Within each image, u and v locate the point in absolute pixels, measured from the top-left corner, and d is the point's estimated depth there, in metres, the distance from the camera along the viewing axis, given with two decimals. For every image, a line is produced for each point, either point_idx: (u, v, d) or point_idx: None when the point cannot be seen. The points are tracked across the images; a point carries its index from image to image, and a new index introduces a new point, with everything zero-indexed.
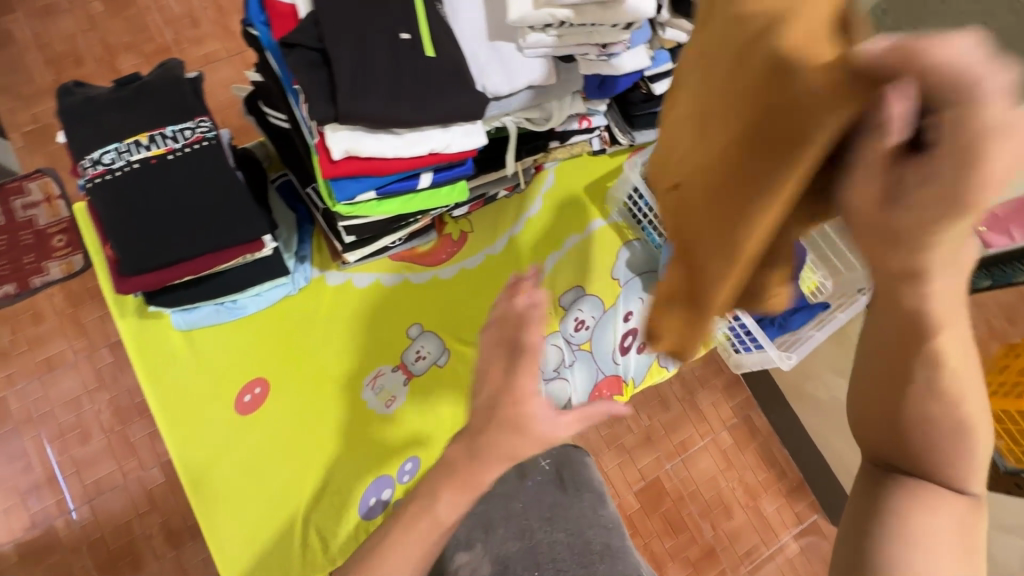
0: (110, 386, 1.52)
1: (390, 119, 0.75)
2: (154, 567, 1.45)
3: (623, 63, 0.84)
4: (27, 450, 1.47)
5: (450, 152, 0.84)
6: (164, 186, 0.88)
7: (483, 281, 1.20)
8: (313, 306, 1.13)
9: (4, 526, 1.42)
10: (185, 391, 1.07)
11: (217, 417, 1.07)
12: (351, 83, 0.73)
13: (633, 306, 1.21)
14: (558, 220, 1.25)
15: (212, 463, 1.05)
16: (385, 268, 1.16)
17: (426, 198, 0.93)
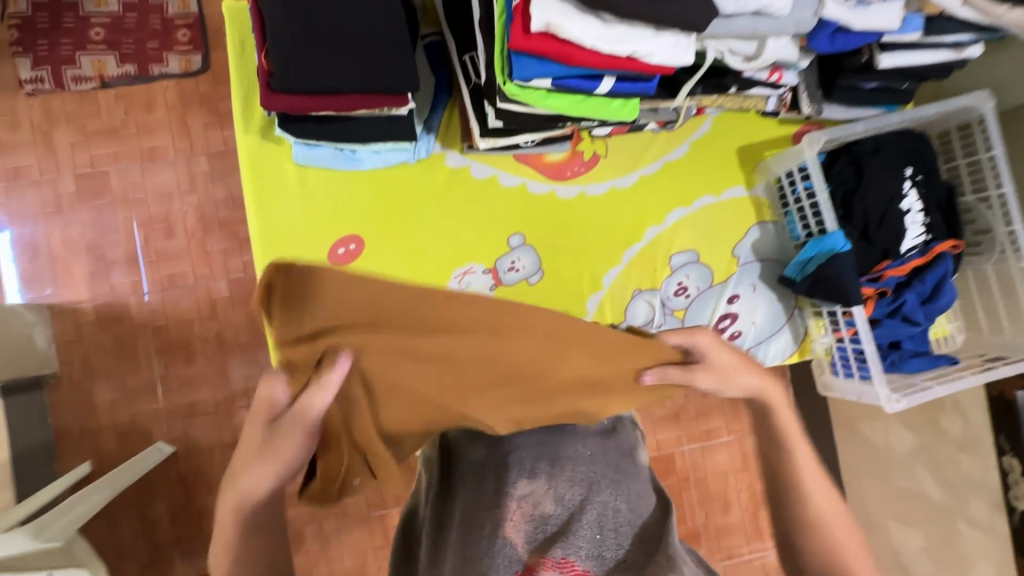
0: (200, 193, 1.58)
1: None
2: (203, 366, 1.58)
3: (867, 16, 0.89)
4: (118, 226, 1.57)
5: (644, 61, 0.84)
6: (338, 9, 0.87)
7: (601, 210, 1.19)
8: (426, 183, 1.14)
9: (87, 285, 1.55)
10: (286, 224, 1.10)
11: (310, 261, 1.10)
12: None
13: (741, 290, 1.21)
14: (690, 175, 1.21)
15: None
16: (505, 167, 1.17)
17: (597, 105, 0.93)
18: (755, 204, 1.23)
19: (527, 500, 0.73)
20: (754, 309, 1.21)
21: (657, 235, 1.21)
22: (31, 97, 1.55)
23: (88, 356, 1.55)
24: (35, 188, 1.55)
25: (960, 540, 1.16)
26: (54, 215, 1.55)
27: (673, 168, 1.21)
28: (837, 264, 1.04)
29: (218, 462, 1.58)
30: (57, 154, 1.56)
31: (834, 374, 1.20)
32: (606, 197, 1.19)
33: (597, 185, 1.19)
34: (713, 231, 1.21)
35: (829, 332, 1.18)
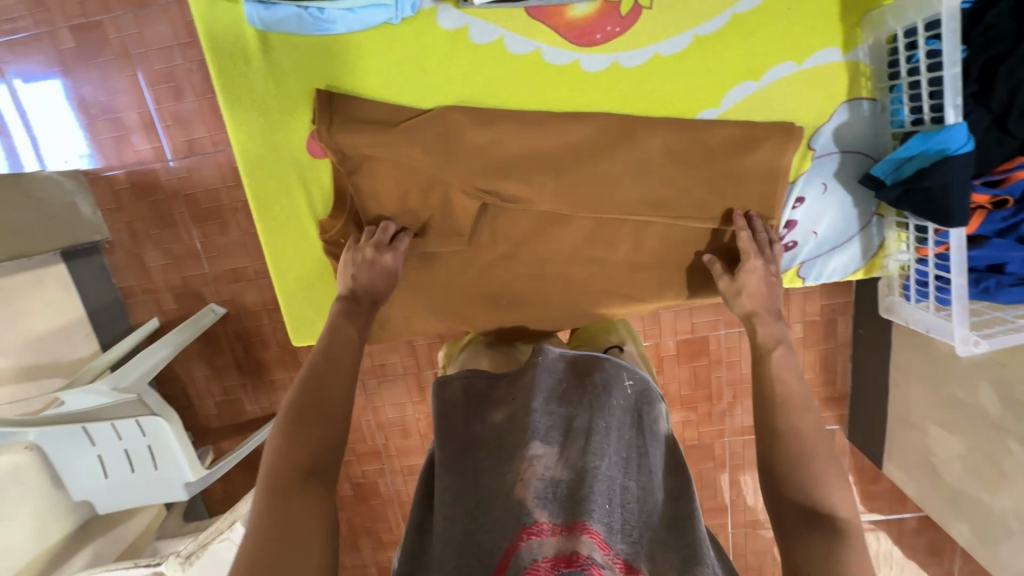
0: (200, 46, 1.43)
1: None
2: (237, 236, 1.60)
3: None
4: (127, 85, 1.47)
5: None
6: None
7: (635, 87, 0.95)
8: (411, 52, 0.94)
9: (114, 151, 1.53)
10: (256, 110, 0.97)
11: (288, 153, 1.00)
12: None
13: (808, 192, 1.00)
14: (761, 35, 0.91)
15: (275, 197, 1.04)
16: (515, 26, 0.93)
17: None
18: (851, 71, 0.94)
19: (538, 462, 0.64)
20: (818, 217, 1.01)
21: (715, 117, 0.96)
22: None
23: (132, 223, 1.60)
24: (36, 44, 1.45)
25: (1006, 458, 1.10)
26: (62, 75, 1.47)
27: (744, 23, 0.91)
28: (947, 164, 0.82)
29: (267, 324, 1.70)
30: (48, 3, 1.42)
31: (902, 298, 1.04)
32: (647, 67, 0.94)
33: (632, 52, 0.93)
34: (783, 111, 0.95)
35: (909, 249, 0.99)
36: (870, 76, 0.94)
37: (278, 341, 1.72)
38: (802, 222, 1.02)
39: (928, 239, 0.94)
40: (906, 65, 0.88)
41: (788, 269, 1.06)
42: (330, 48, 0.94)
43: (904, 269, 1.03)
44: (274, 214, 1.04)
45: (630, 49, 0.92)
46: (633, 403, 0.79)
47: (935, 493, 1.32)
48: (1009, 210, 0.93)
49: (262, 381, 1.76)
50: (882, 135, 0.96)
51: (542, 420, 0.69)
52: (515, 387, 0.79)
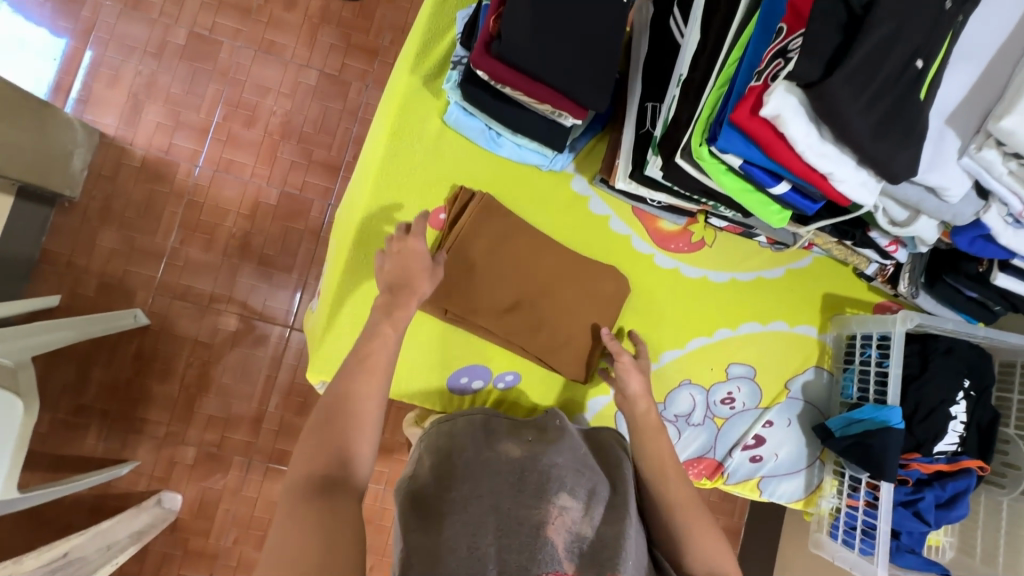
0: (296, 103, 1.58)
1: (842, 122, 0.53)
2: (216, 258, 1.53)
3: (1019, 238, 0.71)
4: (206, 95, 1.55)
5: (827, 185, 0.62)
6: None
7: (686, 297, 1.06)
8: (545, 193, 1.01)
9: (149, 134, 1.52)
10: (404, 178, 0.96)
11: (412, 214, 0.97)
12: (861, 73, 0.52)
13: (777, 421, 1.08)
14: (781, 297, 1.08)
15: (377, 242, 0.97)
16: (621, 213, 1.04)
17: (758, 202, 0.70)
18: (818, 352, 1.10)
19: (567, 516, 0.72)
20: (779, 442, 1.08)
21: (727, 337, 1.07)
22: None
23: (115, 198, 1.49)
24: (148, 25, 1.54)
25: None
26: (150, 57, 1.53)
27: (768, 286, 1.08)
28: (886, 436, 0.92)
29: (183, 355, 1.51)
30: (183, 6, 1.56)
31: (830, 536, 1.08)
32: (697, 286, 1.06)
33: (693, 269, 1.06)
34: (784, 365, 1.09)
35: (842, 495, 1.06)
36: (831, 355, 1.10)
37: (183, 381, 1.51)
38: (768, 441, 1.08)
39: (859, 491, 1.02)
40: (860, 356, 1.03)
41: (750, 477, 1.09)
42: (485, 159, 0.99)
43: (835, 513, 1.08)
44: (365, 256, 0.96)
45: (690, 269, 1.06)
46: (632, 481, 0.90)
47: None
48: (909, 488, 1.03)
49: (132, 415, 1.48)
50: (835, 403, 1.09)
51: (570, 478, 0.78)
52: (537, 436, 0.88)
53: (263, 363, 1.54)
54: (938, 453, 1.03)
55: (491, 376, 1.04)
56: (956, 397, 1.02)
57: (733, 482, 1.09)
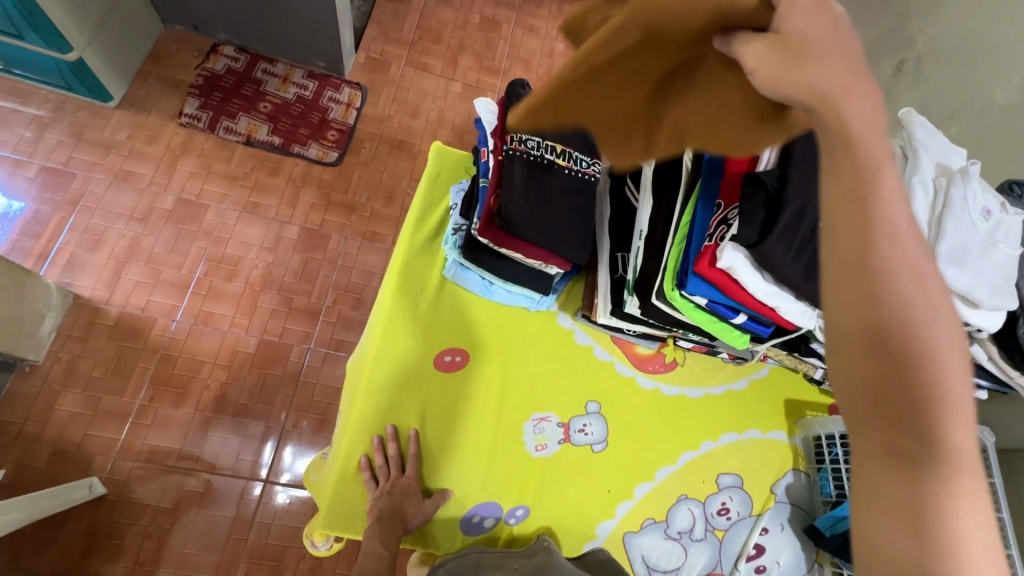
0: (278, 256, 1.68)
1: (783, 270, 0.69)
2: (187, 413, 1.48)
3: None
4: (188, 253, 1.62)
5: (777, 313, 0.77)
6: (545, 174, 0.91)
7: (664, 412, 1.03)
8: (540, 330, 1.02)
9: (126, 292, 1.54)
10: (413, 325, 0.97)
11: (417, 358, 0.95)
12: (792, 233, 0.68)
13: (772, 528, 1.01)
14: (759, 407, 1.09)
15: (387, 389, 0.93)
16: (603, 342, 1.05)
17: (722, 329, 0.83)
18: (793, 455, 1.07)
19: None
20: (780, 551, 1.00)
21: (712, 449, 1.04)
22: (186, 127, 1.76)
23: (82, 358, 1.46)
24: (137, 194, 1.65)
25: None
26: (136, 221, 1.62)
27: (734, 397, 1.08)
28: None
29: (141, 526, 1.37)
30: (173, 176, 1.69)
31: None
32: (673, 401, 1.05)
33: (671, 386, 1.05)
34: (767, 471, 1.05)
35: None
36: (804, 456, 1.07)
37: (137, 558, 1.35)
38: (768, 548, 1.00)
39: None
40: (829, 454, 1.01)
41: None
42: (485, 302, 1.01)
43: None
44: (379, 403, 0.92)
45: (662, 387, 1.04)
46: None
47: None
48: None
49: None
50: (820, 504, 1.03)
51: None
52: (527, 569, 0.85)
53: (231, 524, 1.42)
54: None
55: (503, 512, 0.92)
56: None
57: None
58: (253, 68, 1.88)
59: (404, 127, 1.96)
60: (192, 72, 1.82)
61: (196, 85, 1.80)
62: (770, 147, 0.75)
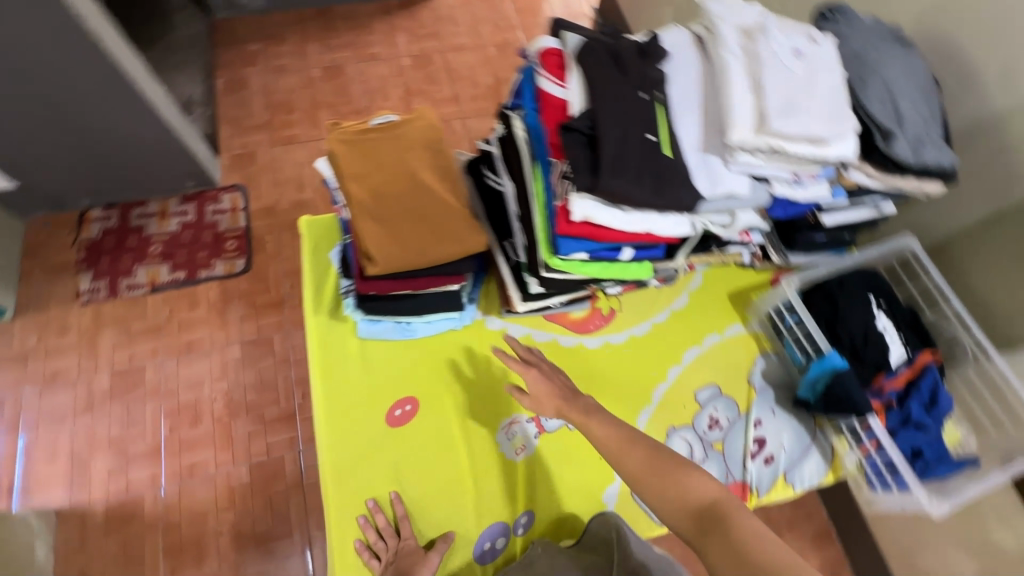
0: (233, 380, 1.66)
1: (629, 196, 0.68)
2: (213, 565, 1.46)
3: (808, 190, 0.87)
4: (146, 418, 1.60)
5: (652, 235, 0.77)
6: (395, 189, 0.84)
7: (628, 361, 1.03)
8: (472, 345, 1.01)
9: (104, 484, 1.52)
10: (350, 399, 0.94)
11: (367, 427, 0.93)
12: (619, 160, 0.68)
13: (765, 416, 1.00)
14: (705, 314, 1.09)
15: (352, 468, 0.91)
16: (538, 325, 1.04)
17: (618, 269, 0.82)
18: (756, 340, 1.08)
19: None
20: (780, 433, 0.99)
21: (680, 373, 1.03)
22: (89, 302, 1.73)
23: (92, 564, 1.44)
24: (72, 388, 1.62)
25: None
26: (83, 413, 1.59)
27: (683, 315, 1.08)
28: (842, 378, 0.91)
29: None
30: (99, 354, 1.66)
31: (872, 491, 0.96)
32: (631, 348, 1.05)
33: (620, 335, 1.05)
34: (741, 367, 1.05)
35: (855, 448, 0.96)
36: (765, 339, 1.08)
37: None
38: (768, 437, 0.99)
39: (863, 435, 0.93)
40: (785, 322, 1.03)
41: (776, 479, 0.97)
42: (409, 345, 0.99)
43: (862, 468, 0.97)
44: (349, 488, 0.89)
45: (616, 340, 1.04)
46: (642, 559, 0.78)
47: None
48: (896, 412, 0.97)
49: None
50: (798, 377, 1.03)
51: None
52: None
53: None
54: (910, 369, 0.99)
55: (509, 528, 0.90)
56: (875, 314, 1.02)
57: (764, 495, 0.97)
58: (130, 217, 1.85)
59: (295, 205, 1.94)
60: (72, 249, 1.79)
61: (81, 259, 1.77)
62: (575, 88, 0.75)
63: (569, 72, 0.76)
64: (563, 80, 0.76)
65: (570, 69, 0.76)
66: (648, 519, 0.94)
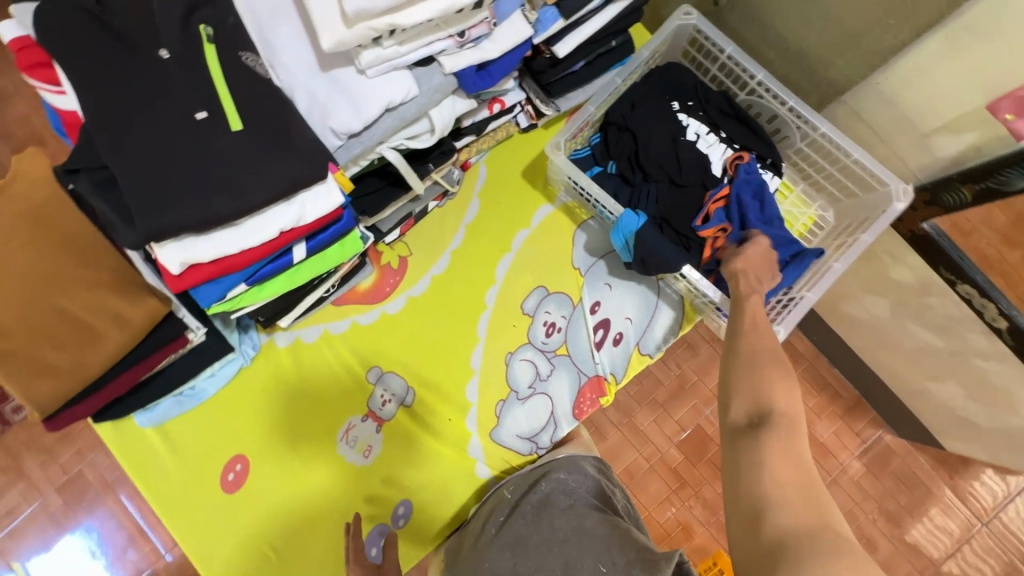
0: (91, 465, 1.26)
1: (206, 223, 0.50)
2: None
3: (497, 42, 0.63)
4: None
5: (304, 226, 0.57)
6: (18, 305, 0.64)
7: (440, 306, 0.90)
8: (273, 373, 0.89)
9: None
10: (179, 484, 0.86)
11: (206, 504, 0.86)
12: (153, 183, 0.50)
13: (600, 294, 0.89)
14: (504, 211, 0.91)
15: (214, 546, 0.85)
16: (330, 316, 0.90)
17: (314, 266, 0.64)
18: (568, 214, 0.92)
19: None
20: (620, 305, 0.89)
21: (500, 293, 0.90)
22: None
23: None
24: None
25: (989, 378, 0.96)
26: None
27: (483, 226, 0.91)
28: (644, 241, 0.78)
29: None
30: None
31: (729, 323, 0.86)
32: (437, 291, 0.90)
33: (418, 286, 0.90)
34: (561, 253, 0.90)
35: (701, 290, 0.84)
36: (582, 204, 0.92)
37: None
38: (611, 316, 0.89)
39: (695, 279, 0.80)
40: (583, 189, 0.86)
41: (629, 356, 0.89)
42: (206, 407, 0.88)
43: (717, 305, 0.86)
44: (220, 565, 0.85)
45: (418, 291, 0.90)
46: (538, 501, 0.77)
47: (995, 445, 1.08)
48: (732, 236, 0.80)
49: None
50: None
51: None
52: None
53: None
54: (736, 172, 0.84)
55: (390, 523, 0.87)
56: (677, 128, 0.84)
57: (623, 374, 0.89)
58: None
59: None
60: None
61: None
62: (71, 94, 0.53)
63: (58, 69, 0.54)
64: (61, 85, 0.54)
65: (56, 64, 0.54)
66: (517, 456, 0.88)
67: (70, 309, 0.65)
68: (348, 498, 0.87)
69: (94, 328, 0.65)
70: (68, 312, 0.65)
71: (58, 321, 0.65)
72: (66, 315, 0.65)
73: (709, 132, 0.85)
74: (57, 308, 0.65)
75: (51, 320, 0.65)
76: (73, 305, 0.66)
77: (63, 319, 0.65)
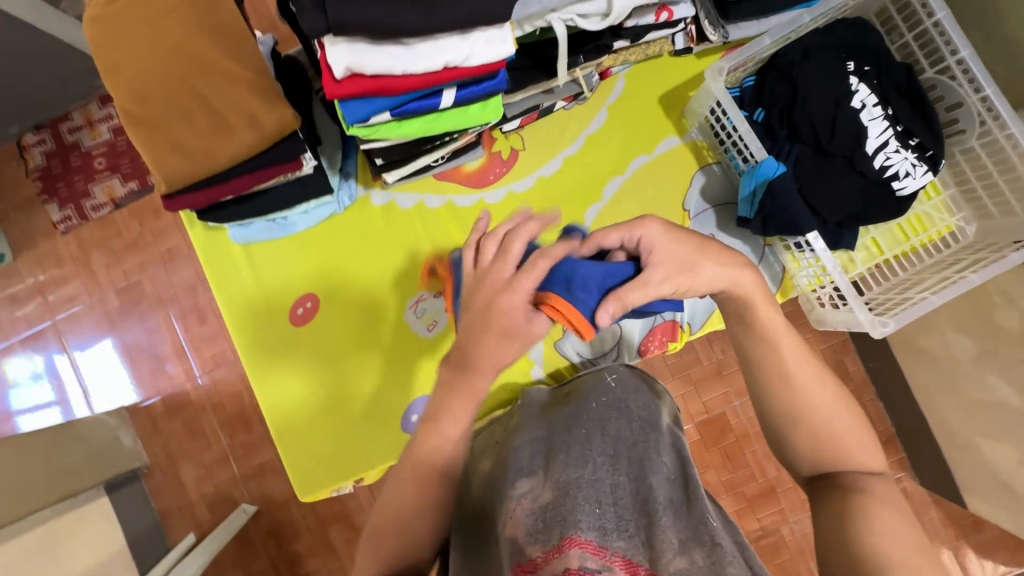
0: (149, 278, 1.33)
1: (388, 28, 0.50)
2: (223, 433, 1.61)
3: None
4: None
5: (466, 68, 0.56)
6: (165, 79, 0.66)
7: (536, 209, 0.89)
8: (362, 227, 0.91)
9: None
10: (253, 303, 0.91)
11: (273, 329, 0.90)
12: None
13: None
14: (628, 132, 0.88)
15: (271, 367, 0.90)
16: (428, 188, 0.90)
17: (454, 119, 0.63)
18: (694, 153, 0.88)
19: (525, 497, 0.60)
20: None
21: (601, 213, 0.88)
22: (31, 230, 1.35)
23: None
24: None
25: None
26: None
27: (603, 141, 0.88)
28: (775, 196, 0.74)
29: None
30: None
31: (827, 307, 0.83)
32: (538, 193, 0.89)
33: (522, 183, 0.89)
34: (675, 190, 0.87)
35: (810, 264, 0.81)
36: (710, 147, 0.88)
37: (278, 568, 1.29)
38: None
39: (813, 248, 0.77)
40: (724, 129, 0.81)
41: (710, 312, 0.88)
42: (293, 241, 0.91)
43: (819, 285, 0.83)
44: (272, 387, 0.90)
45: (522, 188, 0.89)
46: (611, 402, 0.74)
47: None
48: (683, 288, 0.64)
49: None
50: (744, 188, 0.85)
51: (524, 459, 0.67)
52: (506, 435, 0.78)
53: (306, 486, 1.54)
54: (889, 156, 0.78)
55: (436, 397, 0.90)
56: (845, 90, 0.77)
57: (699, 325, 0.88)
58: (64, 128, 1.33)
59: None
60: None
61: None
62: None
63: None
64: None
65: None
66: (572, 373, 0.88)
67: (209, 96, 0.66)
68: (398, 364, 0.90)
69: (228, 121, 0.66)
70: (207, 99, 0.66)
71: (196, 105, 0.66)
72: (204, 102, 0.66)
73: (877, 105, 0.77)
74: (198, 93, 0.66)
75: (190, 102, 0.66)
76: (212, 94, 0.66)
77: (201, 105, 0.66)
